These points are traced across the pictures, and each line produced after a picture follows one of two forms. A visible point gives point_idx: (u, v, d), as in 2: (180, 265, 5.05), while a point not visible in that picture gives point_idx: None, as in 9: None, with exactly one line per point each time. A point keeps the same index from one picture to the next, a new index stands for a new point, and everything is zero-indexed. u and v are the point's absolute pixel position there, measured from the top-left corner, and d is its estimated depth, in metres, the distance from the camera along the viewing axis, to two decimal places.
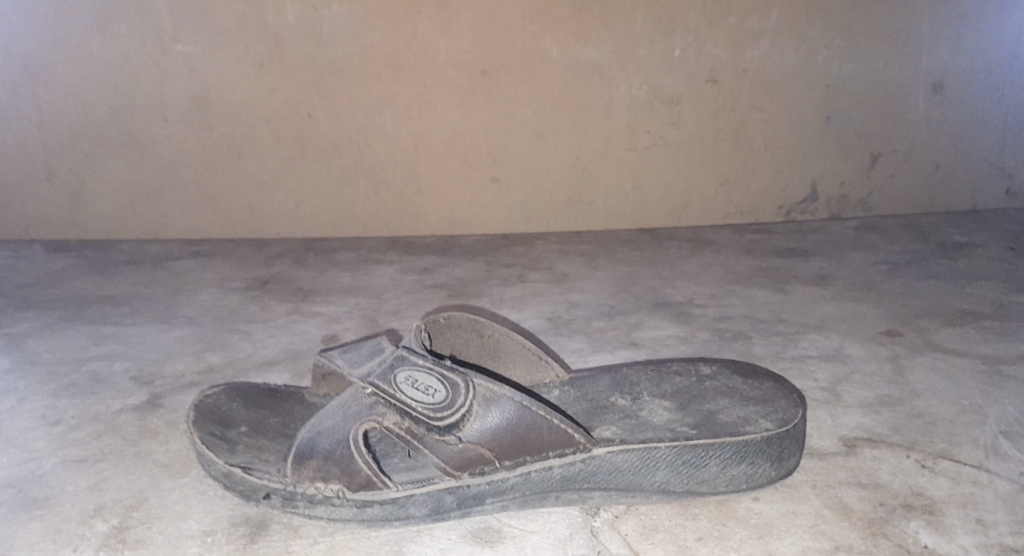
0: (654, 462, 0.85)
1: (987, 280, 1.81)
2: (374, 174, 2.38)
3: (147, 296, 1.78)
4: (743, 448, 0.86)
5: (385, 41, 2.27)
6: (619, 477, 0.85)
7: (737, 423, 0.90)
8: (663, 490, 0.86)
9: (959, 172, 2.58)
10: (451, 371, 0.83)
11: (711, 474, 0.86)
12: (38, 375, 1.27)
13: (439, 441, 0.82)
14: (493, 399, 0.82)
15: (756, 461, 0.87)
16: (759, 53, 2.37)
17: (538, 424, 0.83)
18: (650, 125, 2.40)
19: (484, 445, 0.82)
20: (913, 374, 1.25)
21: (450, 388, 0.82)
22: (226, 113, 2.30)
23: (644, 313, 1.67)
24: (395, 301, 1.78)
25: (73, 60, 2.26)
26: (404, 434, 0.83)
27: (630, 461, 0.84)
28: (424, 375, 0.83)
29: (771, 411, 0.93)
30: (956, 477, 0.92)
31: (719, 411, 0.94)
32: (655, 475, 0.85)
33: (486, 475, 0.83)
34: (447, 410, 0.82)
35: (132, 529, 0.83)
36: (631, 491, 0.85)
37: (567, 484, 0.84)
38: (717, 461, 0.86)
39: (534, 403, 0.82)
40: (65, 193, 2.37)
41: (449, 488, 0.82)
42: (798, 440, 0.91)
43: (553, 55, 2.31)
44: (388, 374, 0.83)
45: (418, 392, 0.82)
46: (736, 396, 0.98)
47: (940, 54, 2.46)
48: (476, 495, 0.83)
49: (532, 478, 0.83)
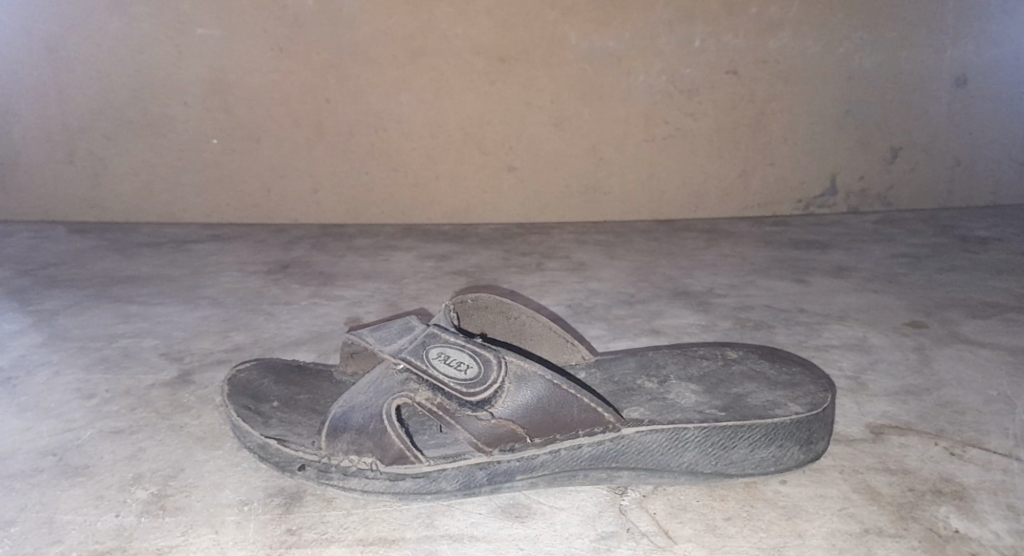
0: (683, 442, 0.86)
1: (1011, 273, 1.80)
2: (393, 159, 2.39)
3: (171, 278, 1.80)
4: (771, 431, 0.87)
5: (407, 28, 2.27)
6: (647, 456, 0.85)
7: (765, 406, 0.91)
8: (691, 471, 0.87)
9: (982, 167, 2.55)
10: (482, 348, 0.85)
11: (739, 455, 0.87)
12: (69, 350, 1.28)
13: (471, 416, 0.84)
14: (523, 376, 0.84)
15: (784, 444, 0.88)
16: (780, 43, 2.36)
17: (569, 401, 0.84)
18: (669, 114, 2.40)
19: (516, 422, 0.84)
20: (938, 364, 1.24)
21: (482, 364, 0.84)
22: (248, 97, 2.32)
23: (664, 302, 1.67)
24: (416, 287, 1.78)
25: (96, 42, 2.27)
26: (435, 410, 0.84)
27: (658, 442, 0.85)
28: (455, 351, 0.85)
29: (799, 395, 0.93)
30: (985, 464, 0.92)
31: (748, 394, 0.94)
32: (684, 455, 0.86)
33: (517, 452, 0.83)
34: (479, 385, 0.83)
35: (171, 497, 0.85)
36: (659, 471, 0.86)
37: (596, 463, 0.84)
38: (745, 443, 0.87)
39: (563, 380, 0.84)
40: (87, 176, 2.39)
41: (479, 464, 0.83)
42: (826, 424, 0.92)
43: (572, 43, 2.31)
44: (420, 351, 0.86)
45: (450, 368, 0.84)
46: (764, 380, 0.98)
47: (964, 46, 2.43)
48: (506, 471, 0.83)
49: (562, 455, 0.83)
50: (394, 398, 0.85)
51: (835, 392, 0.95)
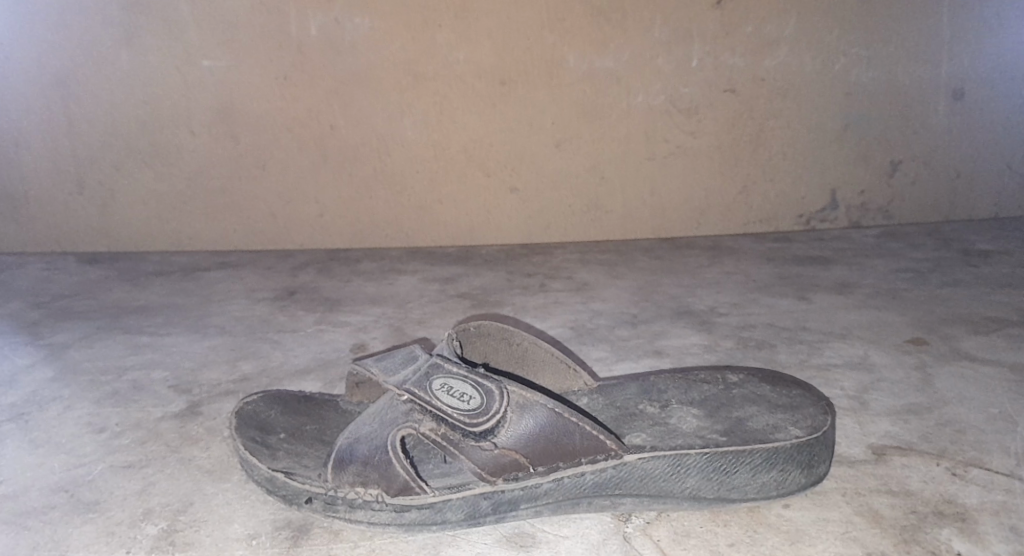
0: (685, 468, 0.87)
1: (1013, 287, 1.81)
2: (397, 183, 2.41)
3: (179, 307, 1.82)
4: (773, 456, 0.88)
5: (408, 54, 2.30)
6: (650, 483, 0.86)
7: (766, 430, 0.92)
8: (694, 497, 0.87)
9: (982, 179, 2.56)
10: (484, 378, 0.86)
11: (741, 481, 0.88)
12: (80, 383, 1.30)
13: (474, 446, 0.85)
14: (526, 405, 0.85)
15: (786, 468, 0.89)
16: (777, 61, 2.39)
17: (571, 430, 0.85)
18: (669, 134, 2.42)
19: (519, 451, 0.85)
20: (940, 381, 1.25)
21: (484, 395, 0.85)
22: (253, 126, 2.35)
23: (667, 322, 1.68)
24: (420, 311, 1.80)
25: (104, 74, 2.31)
26: (440, 440, 0.85)
27: (660, 468, 0.86)
28: (458, 382, 0.87)
29: (799, 418, 0.94)
30: (987, 484, 0.93)
31: (748, 418, 0.95)
32: (686, 481, 0.87)
33: (521, 481, 0.84)
34: (482, 416, 0.85)
35: (181, 532, 0.86)
36: (662, 497, 0.87)
37: (599, 490, 0.85)
38: (747, 468, 0.88)
39: (565, 409, 0.85)
40: (97, 206, 2.42)
41: (484, 493, 0.84)
42: (827, 447, 0.92)
43: (571, 66, 2.33)
44: (424, 382, 0.87)
45: (453, 399, 0.86)
46: (764, 403, 0.99)
47: (961, 60, 2.45)
48: (510, 501, 0.84)
49: (565, 484, 0.84)
50: (399, 431, 0.86)
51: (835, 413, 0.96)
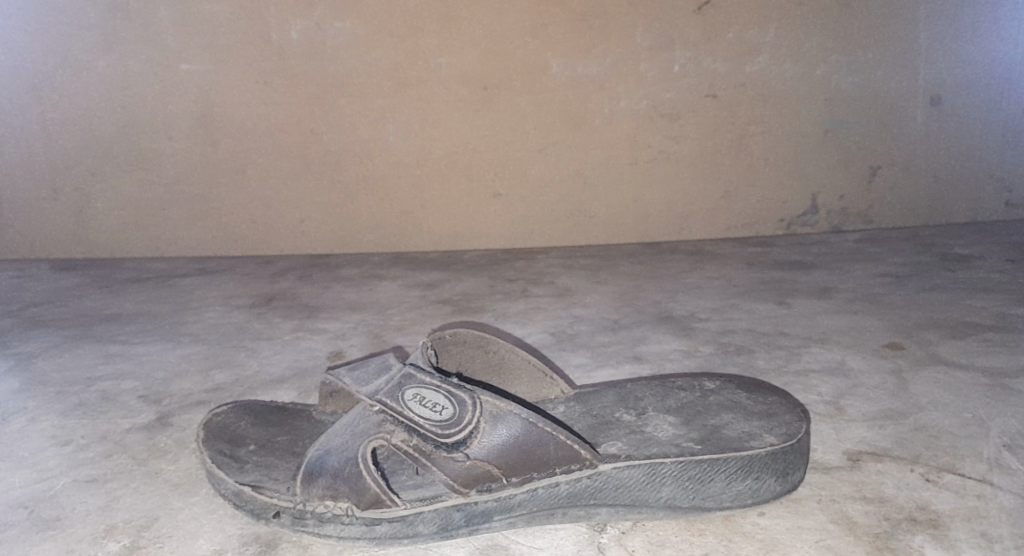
0: (660, 477, 0.86)
1: (989, 291, 1.81)
2: (380, 188, 2.40)
3: (154, 315, 1.79)
4: (747, 464, 0.88)
5: (390, 59, 2.29)
6: (625, 493, 0.86)
7: (741, 438, 0.92)
8: (669, 506, 0.87)
9: (960, 183, 2.58)
10: (457, 388, 0.85)
11: (716, 490, 0.87)
12: (48, 394, 1.28)
13: (447, 457, 0.84)
14: (499, 415, 0.84)
15: (761, 476, 0.88)
16: (758, 66, 2.39)
17: (545, 439, 0.84)
18: (651, 139, 2.43)
19: (491, 462, 0.84)
20: (915, 387, 1.25)
21: (457, 405, 0.84)
22: (233, 131, 2.32)
23: (647, 327, 1.68)
24: (400, 318, 1.79)
25: (81, 79, 2.28)
26: (413, 451, 0.85)
27: (635, 478, 0.86)
28: (431, 392, 0.86)
29: (775, 426, 0.94)
30: (961, 490, 0.93)
31: (724, 425, 0.95)
32: (661, 490, 0.86)
33: (494, 492, 0.83)
34: (454, 426, 0.84)
35: (144, 549, 0.84)
36: (638, 507, 0.86)
37: (574, 500, 0.85)
38: (722, 477, 0.87)
39: (540, 419, 0.84)
40: (73, 212, 2.39)
41: (456, 505, 0.83)
42: (802, 455, 0.92)
43: (554, 70, 2.33)
44: (396, 393, 0.86)
45: (426, 409, 0.85)
46: (741, 410, 0.99)
47: (938, 66, 2.47)
48: (483, 512, 0.83)
49: (540, 494, 0.83)
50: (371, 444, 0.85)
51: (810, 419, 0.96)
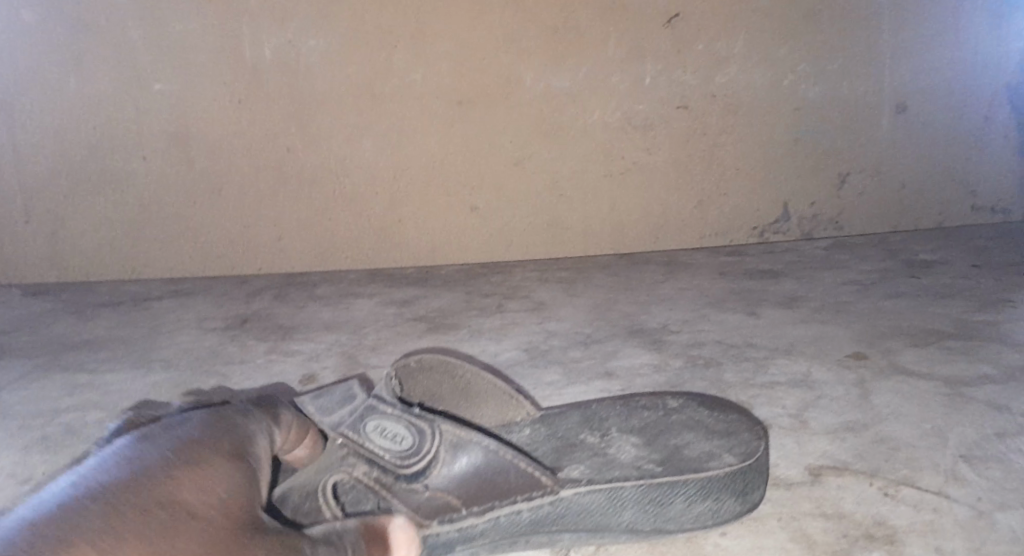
0: (621, 501, 0.88)
1: (953, 297, 1.84)
2: (356, 205, 2.39)
3: (125, 340, 1.78)
4: (706, 485, 0.89)
5: (364, 76, 2.30)
6: (587, 518, 0.88)
7: (701, 459, 0.93)
8: (631, 529, 0.88)
9: (927, 189, 2.62)
10: (417, 418, 0.89)
11: (676, 512, 0.88)
12: (14, 427, 1.27)
13: (407, 488, 0.88)
14: (458, 444, 0.89)
15: (720, 497, 0.89)
16: (727, 78, 2.42)
17: (505, 467, 0.89)
18: (624, 151, 2.45)
19: (451, 491, 0.88)
20: (877, 397, 1.27)
21: (418, 435, 0.89)
22: (208, 151, 2.32)
23: (619, 341, 1.69)
24: (374, 337, 1.79)
25: (52, 100, 2.26)
26: (374, 483, 0.88)
27: (597, 502, 0.87)
28: (392, 423, 0.88)
29: (734, 444, 0.96)
30: (917, 503, 0.95)
31: (685, 446, 0.97)
32: (622, 514, 0.88)
33: (456, 522, 0.86)
34: (414, 456, 0.88)
35: None
36: (600, 532, 0.88)
37: (537, 526, 0.88)
38: (681, 499, 0.88)
39: (499, 446, 0.90)
40: (46, 235, 2.37)
41: (418, 537, 0.86)
42: (761, 474, 0.93)
43: (527, 85, 2.35)
44: (357, 425, 0.87)
45: (387, 440, 0.87)
46: (701, 430, 1.00)
47: (902, 74, 2.50)
48: (445, 542, 0.87)
49: (502, 522, 0.87)
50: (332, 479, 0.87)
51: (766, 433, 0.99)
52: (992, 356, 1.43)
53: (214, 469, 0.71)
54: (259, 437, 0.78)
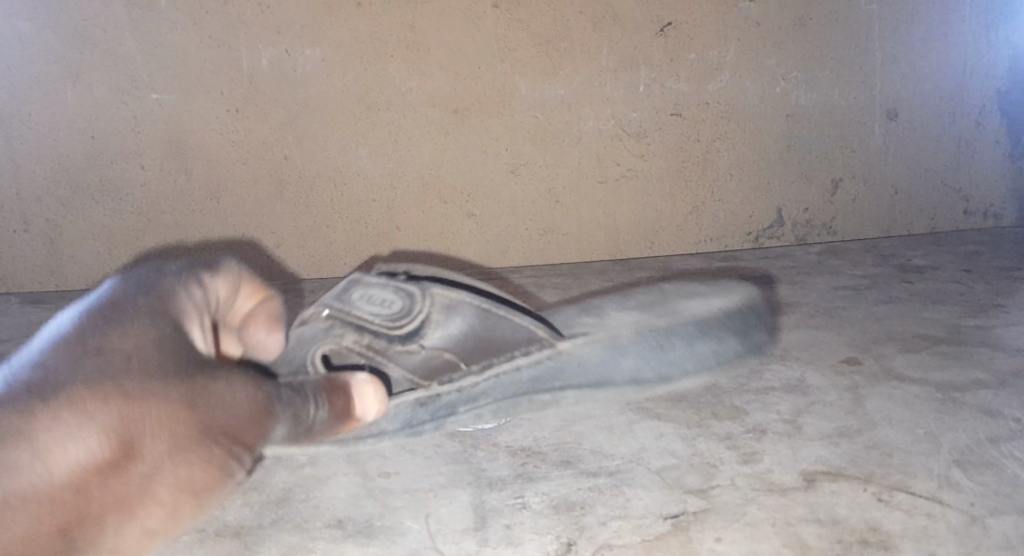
0: (621, 351, 0.97)
1: (945, 302, 1.85)
2: (353, 212, 2.40)
3: None
4: (700, 328, 1.01)
5: (359, 84, 2.30)
6: (588, 370, 0.96)
7: (694, 311, 1.05)
8: (635, 379, 0.96)
9: (921, 194, 2.63)
10: (404, 284, 0.96)
11: (676, 356, 0.98)
12: None
13: (400, 348, 0.93)
14: (450, 306, 0.96)
15: (714, 336, 1.01)
16: (720, 85, 2.44)
17: (501, 323, 0.96)
18: (620, 158, 2.46)
19: (449, 350, 0.95)
20: (870, 403, 1.27)
21: (407, 298, 0.95)
22: (206, 159, 2.32)
23: None
24: None
25: (50, 110, 2.25)
26: (365, 347, 0.92)
27: (597, 349, 0.97)
28: (379, 290, 0.95)
29: (717, 306, 1.08)
30: (911, 509, 0.96)
31: (677, 308, 1.07)
32: (624, 361, 0.97)
33: (456, 381, 0.95)
34: (405, 318, 0.94)
35: None
36: (604, 386, 0.96)
37: (537, 386, 0.94)
38: (680, 343, 0.99)
39: (489, 305, 0.97)
40: (44, 244, 2.36)
41: (421, 400, 0.93)
42: (746, 321, 1.06)
43: (522, 93, 2.36)
44: (346, 295, 0.94)
45: (377, 304, 0.94)
46: (690, 300, 1.11)
47: (893, 82, 2.52)
48: (449, 402, 0.94)
49: (504, 379, 0.95)
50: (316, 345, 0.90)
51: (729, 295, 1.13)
52: (984, 361, 1.44)
53: (140, 336, 0.58)
54: (187, 291, 0.66)
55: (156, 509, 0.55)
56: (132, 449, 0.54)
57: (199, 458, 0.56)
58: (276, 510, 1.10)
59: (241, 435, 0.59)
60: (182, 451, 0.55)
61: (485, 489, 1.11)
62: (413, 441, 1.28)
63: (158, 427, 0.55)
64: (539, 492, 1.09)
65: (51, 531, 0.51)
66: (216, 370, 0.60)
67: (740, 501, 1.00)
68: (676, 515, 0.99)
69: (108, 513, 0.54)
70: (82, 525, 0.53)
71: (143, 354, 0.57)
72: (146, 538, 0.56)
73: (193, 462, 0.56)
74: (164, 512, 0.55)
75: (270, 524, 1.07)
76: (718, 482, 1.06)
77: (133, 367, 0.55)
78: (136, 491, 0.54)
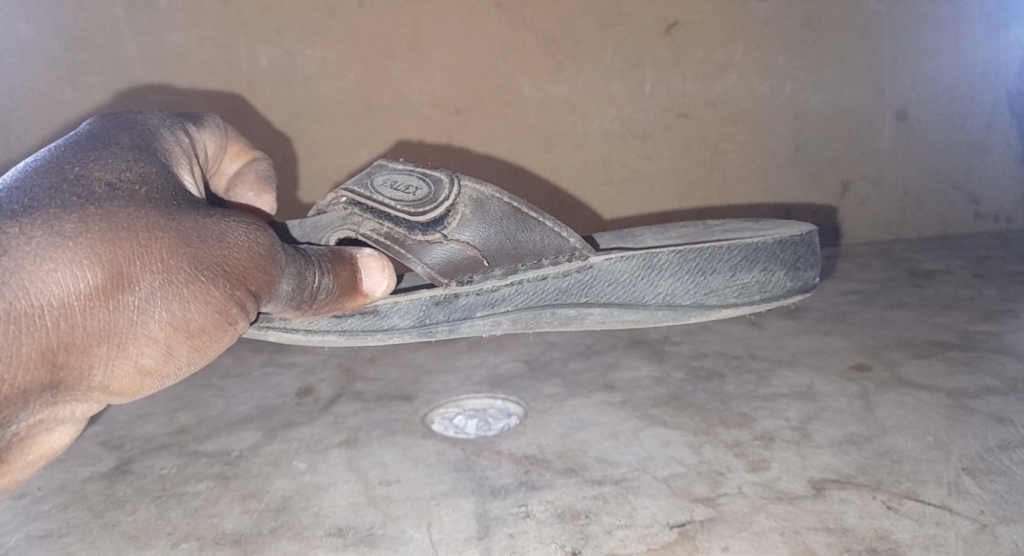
0: (656, 277, 1.22)
1: (955, 307, 1.84)
2: None
3: None
4: (739, 265, 1.26)
5: (362, 84, 2.29)
6: (621, 290, 1.22)
7: (740, 259, 1.26)
8: (666, 304, 1.23)
9: (929, 198, 2.62)
10: (433, 172, 1.18)
11: (708, 285, 1.25)
12: None
13: (421, 238, 1.17)
14: (477, 200, 1.19)
15: (753, 276, 1.27)
16: (727, 86, 2.42)
17: (529, 234, 1.20)
18: (625, 158, 2.45)
19: (470, 247, 1.19)
20: (880, 410, 1.26)
21: (433, 185, 1.18)
22: None
23: (620, 352, 1.69)
24: (373, 348, 1.79)
25: (45, 111, 2.20)
26: (385, 236, 1.17)
27: (626, 275, 1.21)
28: (404, 177, 1.17)
29: (763, 259, 1.27)
30: (920, 517, 0.95)
31: (718, 256, 1.25)
32: (659, 289, 1.23)
33: (477, 284, 1.18)
34: (429, 204, 1.17)
35: None
36: (638, 306, 1.22)
37: (561, 299, 1.20)
38: (716, 276, 1.25)
39: (516, 206, 1.19)
40: None
41: (438, 299, 1.17)
42: (785, 266, 1.30)
43: (526, 93, 2.35)
44: (372, 179, 1.17)
45: (400, 191, 1.17)
46: (732, 251, 1.25)
47: (903, 83, 2.49)
48: (466, 307, 1.18)
49: (528, 289, 1.18)
50: (340, 229, 1.20)
51: (745, 245, 1.26)
52: (994, 367, 1.42)
53: (110, 205, 0.72)
54: (172, 133, 0.94)
55: (150, 342, 0.71)
56: (120, 278, 0.70)
57: (189, 294, 0.73)
58: (276, 517, 1.10)
59: (243, 274, 0.78)
60: (167, 288, 0.72)
61: (489, 497, 1.10)
62: (415, 448, 1.27)
63: (145, 266, 0.71)
64: (543, 501, 1.07)
65: (34, 357, 0.66)
66: (214, 217, 0.79)
67: (747, 509, 0.99)
68: (683, 524, 0.98)
69: (99, 343, 0.69)
70: (66, 351, 0.67)
71: (123, 189, 0.75)
72: (141, 373, 0.72)
73: (183, 294, 0.72)
74: (157, 347, 0.71)
75: (270, 532, 1.06)
76: (725, 490, 1.04)
77: (114, 218, 0.71)
78: (125, 322, 0.70)
